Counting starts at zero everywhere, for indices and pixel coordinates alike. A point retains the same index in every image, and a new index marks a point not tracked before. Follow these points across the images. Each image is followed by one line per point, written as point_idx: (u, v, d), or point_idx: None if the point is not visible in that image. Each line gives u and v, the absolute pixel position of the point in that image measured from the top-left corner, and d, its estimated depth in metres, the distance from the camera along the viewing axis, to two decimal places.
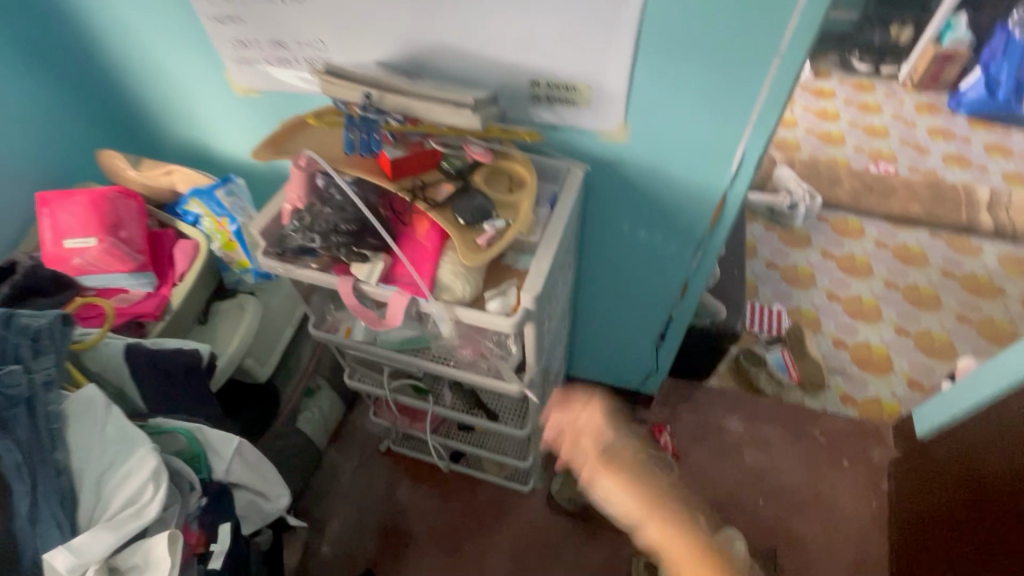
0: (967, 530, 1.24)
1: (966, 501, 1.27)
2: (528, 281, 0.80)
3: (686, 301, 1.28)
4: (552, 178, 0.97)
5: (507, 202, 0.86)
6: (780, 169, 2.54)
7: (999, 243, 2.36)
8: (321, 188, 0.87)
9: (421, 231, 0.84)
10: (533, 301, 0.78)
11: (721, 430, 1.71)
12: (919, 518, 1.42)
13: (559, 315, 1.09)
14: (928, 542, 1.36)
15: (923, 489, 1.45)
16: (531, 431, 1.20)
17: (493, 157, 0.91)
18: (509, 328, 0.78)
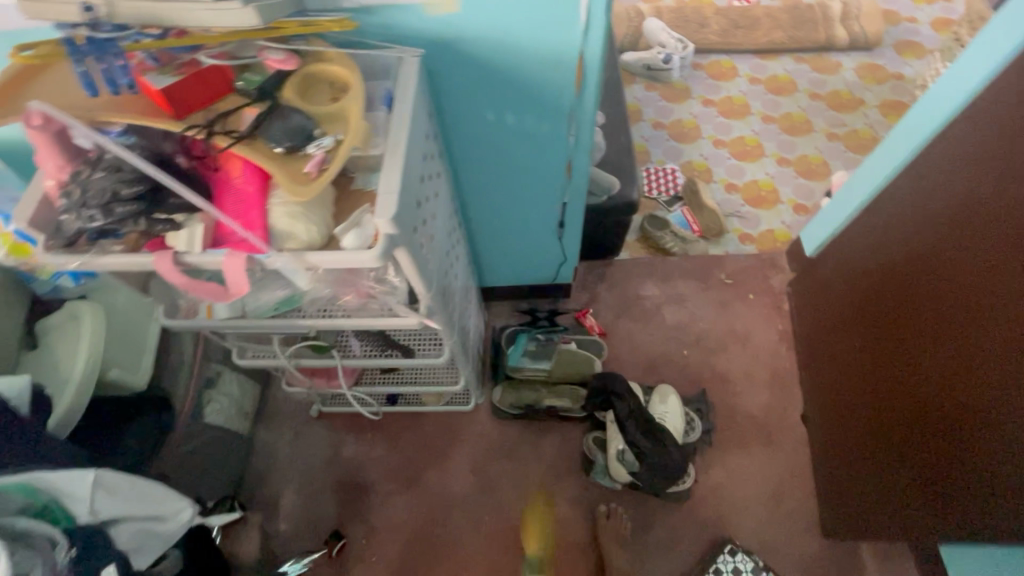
0: (863, 329, 1.36)
1: (861, 304, 1.37)
2: (378, 202, 0.68)
3: (575, 181, 1.22)
4: (384, 75, 0.81)
5: (332, 113, 0.71)
6: (650, 22, 2.45)
7: (855, 56, 2.45)
8: (90, 151, 0.68)
9: (235, 174, 0.69)
10: (391, 225, 0.68)
11: (639, 298, 1.76)
12: (821, 329, 1.55)
13: (443, 230, 1.00)
14: (831, 348, 1.49)
15: (821, 302, 1.57)
16: (449, 356, 1.16)
17: (301, 62, 0.73)
18: (376, 262, 0.68)
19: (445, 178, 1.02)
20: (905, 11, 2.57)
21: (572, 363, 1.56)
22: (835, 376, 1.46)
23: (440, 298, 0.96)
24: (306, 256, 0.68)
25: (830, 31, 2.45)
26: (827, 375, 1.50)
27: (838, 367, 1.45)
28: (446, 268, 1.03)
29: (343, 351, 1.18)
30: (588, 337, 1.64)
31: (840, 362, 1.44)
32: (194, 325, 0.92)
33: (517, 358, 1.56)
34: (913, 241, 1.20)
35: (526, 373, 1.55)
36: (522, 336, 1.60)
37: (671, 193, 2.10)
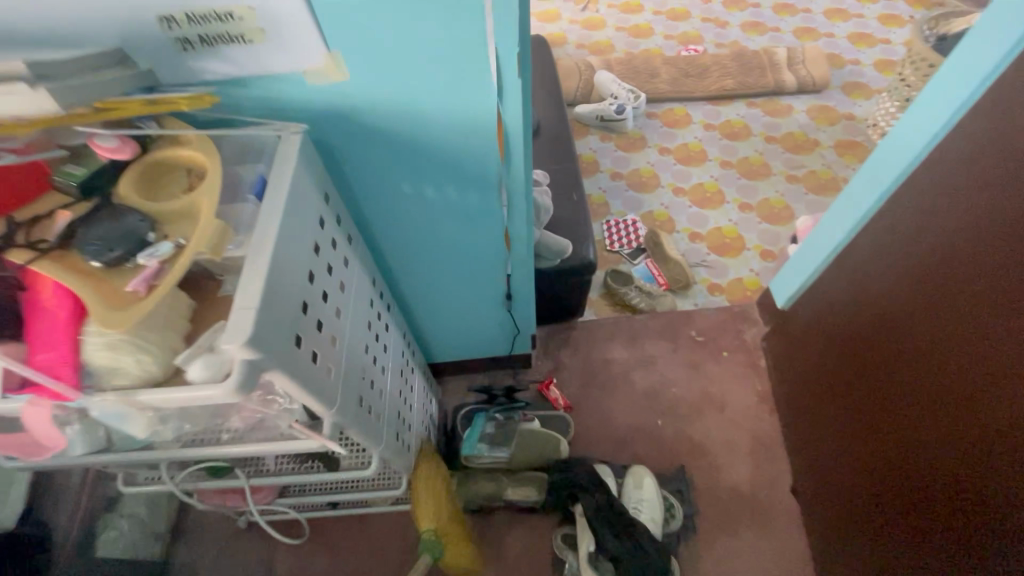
0: (847, 398, 1.22)
1: (842, 369, 1.24)
2: (230, 320, 0.53)
3: (516, 251, 1.08)
4: (259, 154, 0.68)
5: (180, 210, 0.57)
6: (600, 74, 2.44)
7: (805, 98, 2.47)
8: None
9: (46, 295, 0.53)
10: (249, 348, 0.52)
11: (606, 363, 1.62)
12: (804, 392, 1.41)
13: (356, 321, 0.84)
14: (817, 415, 1.34)
15: (800, 361, 1.43)
16: (378, 466, 0.97)
17: (146, 148, 0.61)
18: (231, 394, 0.53)
19: (359, 260, 0.88)
20: (848, 55, 2.62)
21: (535, 445, 1.38)
22: (824, 447, 1.30)
23: (353, 408, 0.79)
24: (133, 395, 0.53)
25: (778, 76, 2.47)
26: (815, 445, 1.34)
27: (826, 437, 1.29)
28: (364, 365, 0.87)
29: (254, 466, 0.99)
30: (553, 414, 1.49)
31: (828, 432, 1.29)
32: (39, 465, 0.73)
33: (472, 445, 1.38)
34: (889, 300, 1.08)
35: (483, 462, 1.38)
36: (478, 417, 1.43)
37: (634, 245, 2.00)
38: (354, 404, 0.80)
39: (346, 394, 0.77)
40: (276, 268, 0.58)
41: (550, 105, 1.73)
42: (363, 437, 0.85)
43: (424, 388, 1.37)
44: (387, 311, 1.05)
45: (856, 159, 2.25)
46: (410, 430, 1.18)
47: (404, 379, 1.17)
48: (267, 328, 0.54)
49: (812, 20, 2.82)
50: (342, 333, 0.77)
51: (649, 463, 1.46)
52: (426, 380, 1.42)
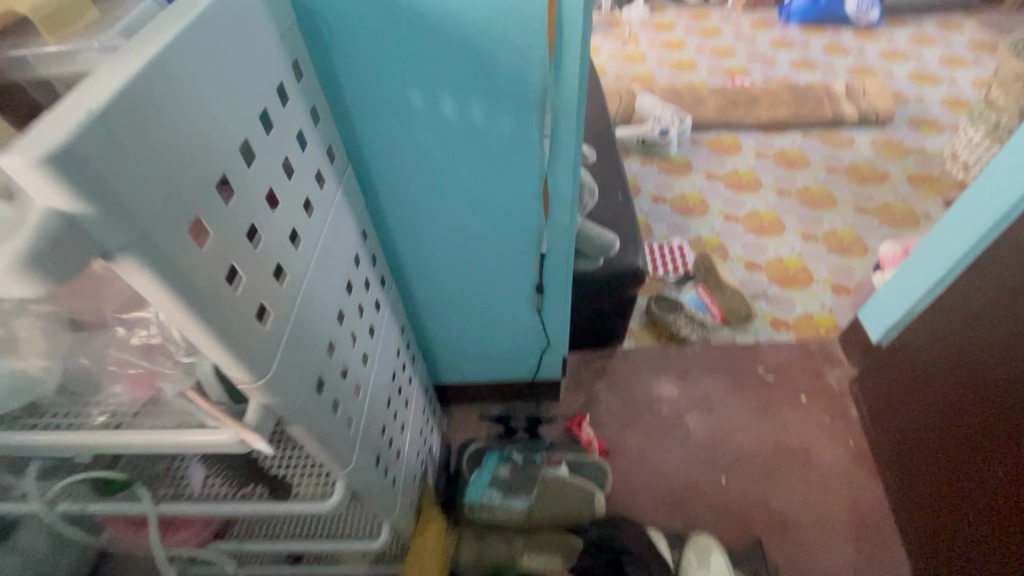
0: (1005, 460, 0.86)
1: (992, 418, 0.89)
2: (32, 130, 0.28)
3: (555, 218, 0.81)
4: None
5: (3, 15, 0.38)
6: (641, 97, 2.27)
7: (867, 132, 2.25)
8: None
9: None
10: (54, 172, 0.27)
11: (653, 400, 1.30)
12: (926, 450, 1.05)
13: (326, 269, 0.58)
14: (951, 483, 0.98)
15: (916, 410, 1.09)
16: (341, 499, 0.66)
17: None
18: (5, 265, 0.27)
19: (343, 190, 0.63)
20: (911, 92, 2.43)
21: (563, 498, 1.06)
22: (968, 530, 0.93)
23: (302, 389, 0.51)
24: None
25: (837, 107, 2.27)
26: (954, 526, 0.97)
27: (971, 515, 0.93)
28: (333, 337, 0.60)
29: (174, 486, 0.70)
30: (585, 458, 1.16)
31: (972, 508, 0.93)
32: None
33: (481, 491, 1.06)
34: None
35: (494, 514, 1.04)
36: (490, 456, 1.12)
37: (681, 271, 1.73)
38: (307, 383, 0.52)
39: (290, 362, 0.49)
40: (153, 78, 0.34)
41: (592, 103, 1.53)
42: (315, 441, 0.56)
43: (425, 410, 1.06)
44: (381, 286, 0.78)
45: (934, 192, 1.98)
46: (399, 458, 0.87)
47: (398, 388, 0.87)
48: (102, 154, 0.30)
49: (866, 60, 2.66)
50: (296, 269, 0.51)
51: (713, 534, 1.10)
52: (429, 402, 1.12)
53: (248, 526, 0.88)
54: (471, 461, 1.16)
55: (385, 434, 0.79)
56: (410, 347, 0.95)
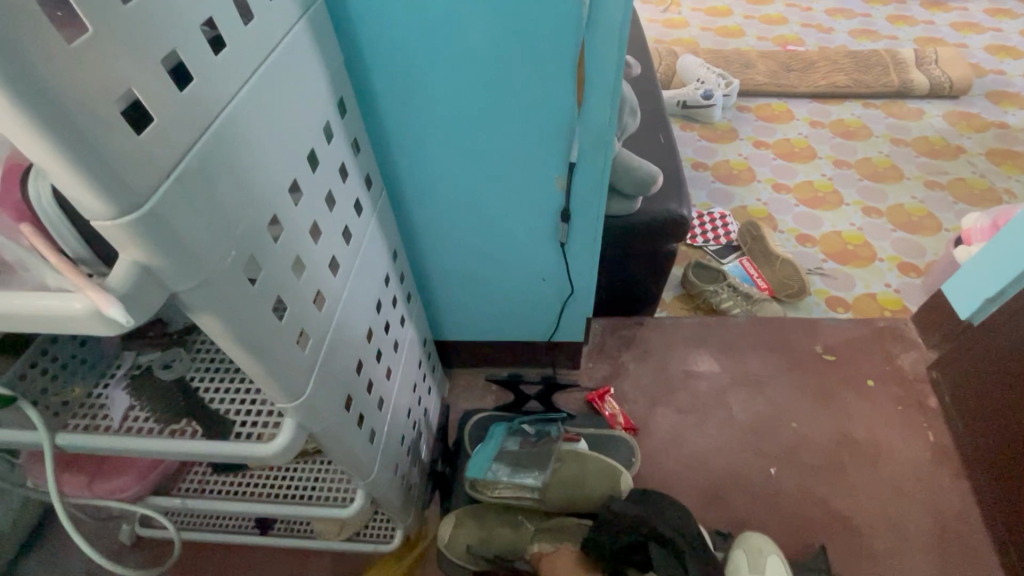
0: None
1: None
2: None
3: (589, 113, 0.63)
4: None
5: None
6: (684, 57, 2.04)
7: (939, 104, 1.99)
8: None
9: None
10: None
11: (689, 377, 1.11)
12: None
13: (269, 112, 0.41)
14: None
15: (1016, 402, 0.88)
16: (291, 442, 0.50)
17: None
18: None
19: (306, 22, 0.46)
20: (989, 64, 2.15)
21: (584, 477, 0.87)
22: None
23: (209, 257, 0.35)
24: None
25: (906, 75, 2.01)
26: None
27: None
28: (277, 212, 0.43)
29: (88, 417, 0.54)
30: (609, 434, 0.99)
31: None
32: None
33: (485, 466, 0.89)
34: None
35: (500, 493, 0.87)
36: (498, 426, 0.96)
37: (723, 241, 1.53)
38: (220, 255, 0.36)
39: (188, 211, 0.32)
40: None
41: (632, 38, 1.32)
42: (239, 348, 0.40)
43: (421, 364, 0.90)
44: (363, 185, 0.61)
45: (1017, 170, 1.74)
46: (381, 410, 0.70)
47: (384, 325, 0.71)
48: None
49: (936, 30, 2.37)
50: (209, 82, 0.34)
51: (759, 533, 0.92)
52: (428, 357, 0.95)
53: (200, 480, 0.73)
54: (475, 438, 1.00)
55: (361, 375, 0.63)
56: (403, 282, 0.78)
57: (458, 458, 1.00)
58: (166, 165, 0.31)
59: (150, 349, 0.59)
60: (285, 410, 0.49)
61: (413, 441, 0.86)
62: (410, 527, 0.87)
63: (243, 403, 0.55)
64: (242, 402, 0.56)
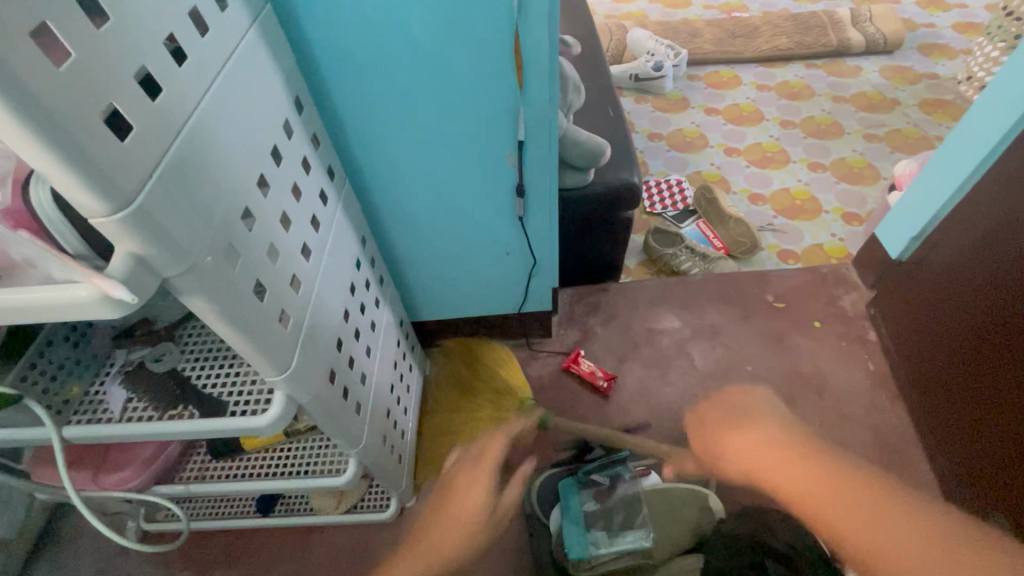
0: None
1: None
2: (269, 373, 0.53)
3: (530, 93, 0.69)
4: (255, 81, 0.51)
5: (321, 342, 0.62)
6: (631, 31, 2.08)
7: (874, 59, 2.09)
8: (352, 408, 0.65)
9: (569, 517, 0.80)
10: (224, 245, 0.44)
11: (654, 334, 1.18)
12: (951, 370, 0.96)
13: (232, 113, 0.45)
14: (981, 402, 0.90)
15: (939, 329, 0.99)
16: (282, 412, 0.56)
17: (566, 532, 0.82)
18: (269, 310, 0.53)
19: (257, 28, 0.50)
20: (920, 18, 2.24)
21: (676, 514, 0.86)
22: (1005, 450, 0.85)
23: (192, 245, 0.39)
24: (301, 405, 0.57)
25: (843, 33, 2.09)
26: (990, 448, 0.88)
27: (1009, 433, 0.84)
28: (249, 204, 0.48)
29: (90, 412, 0.59)
30: (674, 457, 0.95)
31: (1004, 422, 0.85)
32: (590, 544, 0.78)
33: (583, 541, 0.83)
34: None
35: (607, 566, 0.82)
36: (568, 488, 0.89)
37: (680, 206, 1.61)
38: (202, 244, 0.41)
39: (171, 207, 0.37)
40: None
41: (577, 19, 1.36)
42: (228, 326, 0.45)
43: (400, 342, 0.96)
44: (327, 176, 0.66)
45: (948, 117, 1.85)
46: (365, 385, 0.76)
47: (359, 306, 0.76)
48: None
49: None
50: (176, 92, 0.39)
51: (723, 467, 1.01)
52: (406, 336, 1.01)
53: (201, 468, 0.78)
54: (546, 502, 0.93)
55: (342, 352, 0.68)
56: (374, 267, 0.84)
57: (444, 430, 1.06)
58: (147, 168, 0.36)
59: (140, 346, 0.63)
60: (275, 385, 0.55)
61: (399, 415, 0.93)
62: (405, 498, 0.95)
63: (235, 384, 0.60)
64: (233, 385, 0.60)
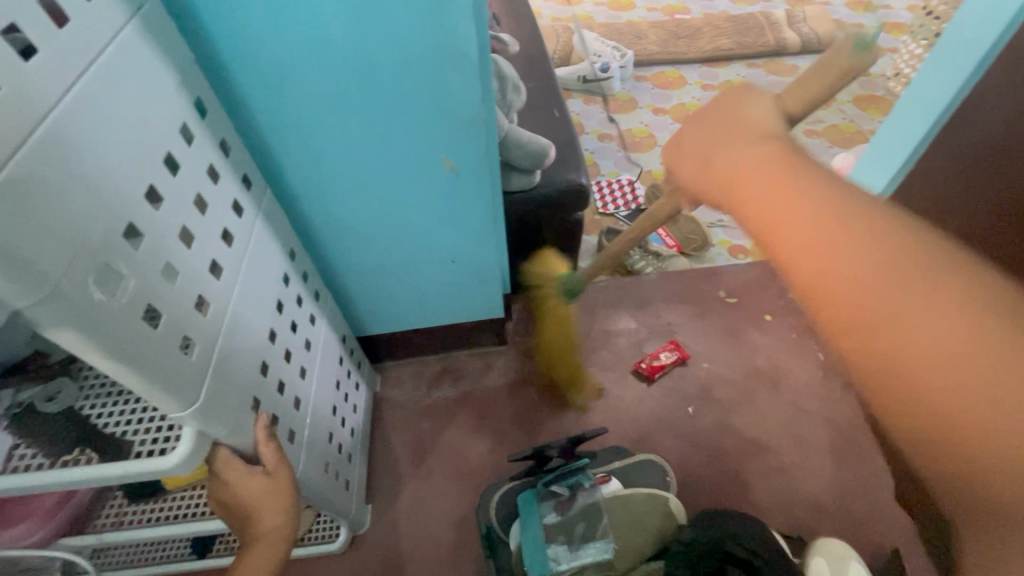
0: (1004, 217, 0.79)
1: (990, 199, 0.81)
2: (203, 417, 0.50)
3: (461, 91, 0.65)
4: (188, 115, 0.51)
5: (247, 378, 0.57)
6: (578, 34, 2.08)
7: (811, 57, 2.16)
8: (286, 392, 0.67)
9: (293, 380, 0.69)
10: (133, 278, 0.41)
11: (610, 335, 1.16)
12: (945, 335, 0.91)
13: (105, 117, 0.40)
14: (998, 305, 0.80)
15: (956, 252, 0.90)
16: (192, 448, 0.50)
17: (624, 497, 0.85)
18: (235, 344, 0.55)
19: (137, 22, 0.45)
20: (850, 19, 2.34)
21: (635, 518, 0.84)
22: None
23: (50, 268, 0.34)
24: (212, 435, 0.52)
25: (780, 33, 2.15)
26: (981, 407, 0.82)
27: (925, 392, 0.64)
28: (134, 219, 0.42)
29: None
30: (634, 461, 0.93)
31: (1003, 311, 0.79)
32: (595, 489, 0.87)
33: (542, 555, 0.79)
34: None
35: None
36: (528, 500, 0.85)
37: (633, 206, 1.61)
38: (66, 266, 0.35)
39: (17, 225, 0.32)
40: None
41: (520, 20, 1.34)
42: (113, 360, 0.39)
43: (343, 360, 0.90)
44: (241, 185, 0.61)
45: (880, 112, 1.93)
46: (300, 410, 0.70)
47: (290, 326, 0.71)
48: None
49: None
50: (23, 92, 0.33)
51: (683, 468, 0.99)
52: (350, 353, 0.95)
53: (117, 513, 0.71)
54: (504, 517, 0.88)
55: (269, 376, 0.63)
56: (307, 281, 0.78)
57: (397, 448, 1.01)
58: None
59: (29, 385, 0.53)
60: (182, 420, 0.49)
61: (344, 438, 0.87)
62: (356, 525, 0.89)
63: (141, 421, 0.54)
64: (140, 422, 0.54)
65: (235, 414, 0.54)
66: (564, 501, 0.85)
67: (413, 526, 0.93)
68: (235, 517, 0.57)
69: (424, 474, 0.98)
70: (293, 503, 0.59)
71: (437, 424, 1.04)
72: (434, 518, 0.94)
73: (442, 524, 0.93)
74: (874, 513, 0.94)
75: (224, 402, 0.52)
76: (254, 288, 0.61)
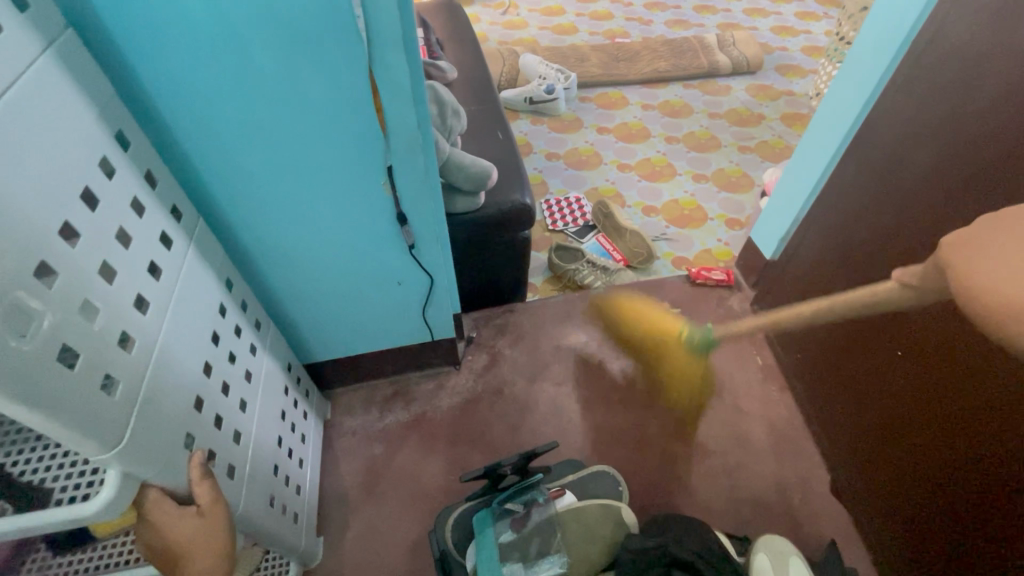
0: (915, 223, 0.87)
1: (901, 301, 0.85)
2: (127, 459, 0.48)
3: (395, 118, 0.66)
4: (109, 146, 0.50)
5: (178, 415, 0.55)
6: (522, 57, 2.14)
7: (741, 79, 2.30)
8: (224, 426, 0.65)
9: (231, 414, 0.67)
10: (45, 318, 0.40)
11: (561, 350, 1.18)
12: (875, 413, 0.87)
13: (12, 151, 0.39)
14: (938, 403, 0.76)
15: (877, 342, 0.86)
16: (115, 493, 0.47)
17: (576, 510, 0.87)
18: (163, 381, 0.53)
19: (51, 55, 0.44)
20: (775, 43, 2.51)
21: (588, 530, 0.85)
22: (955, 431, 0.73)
23: None
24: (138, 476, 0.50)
25: (712, 57, 2.28)
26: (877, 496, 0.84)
27: None
28: (46, 256, 0.41)
29: None
30: (586, 474, 0.95)
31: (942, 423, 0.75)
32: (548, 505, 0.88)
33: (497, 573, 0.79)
34: (950, 168, 0.75)
35: None
36: (483, 520, 0.85)
37: (581, 222, 1.66)
38: None
39: None
40: None
41: (463, 45, 1.37)
42: (23, 406, 0.38)
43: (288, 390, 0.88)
44: (169, 217, 0.59)
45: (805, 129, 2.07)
46: (239, 444, 0.68)
47: (227, 357, 0.69)
48: None
49: (734, 17, 2.65)
50: None
51: (634, 476, 1.02)
52: (296, 381, 0.94)
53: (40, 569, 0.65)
54: (459, 540, 0.87)
55: (204, 411, 0.61)
56: (246, 311, 0.77)
57: (348, 477, 0.99)
58: None
59: None
60: (105, 462, 0.47)
61: (291, 469, 0.85)
62: (305, 558, 0.87)
63: (60, 468, 0.51)
64: (60, 468, 0.51)
65: (164, 452, 0.52)
66: (519, 518, 0.85)
67: (367, 555, 0.91)
68: (166, 562, 0.54)
69: (377, 500, 0.97)
70: (231, 543, 0.57)
71: (390, 448, 1.03)
72: (388, 545, 0.92)
73: (396, 551, 0.92)
74: (812, 507, 0.99)
75: (151, 441, 0.50)
76: (185, 321, 0.59)
